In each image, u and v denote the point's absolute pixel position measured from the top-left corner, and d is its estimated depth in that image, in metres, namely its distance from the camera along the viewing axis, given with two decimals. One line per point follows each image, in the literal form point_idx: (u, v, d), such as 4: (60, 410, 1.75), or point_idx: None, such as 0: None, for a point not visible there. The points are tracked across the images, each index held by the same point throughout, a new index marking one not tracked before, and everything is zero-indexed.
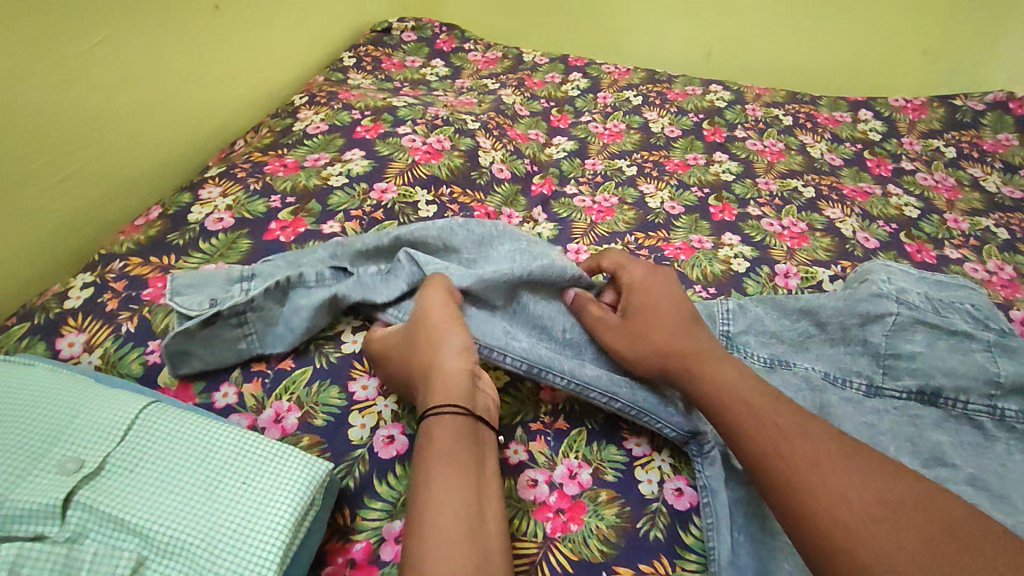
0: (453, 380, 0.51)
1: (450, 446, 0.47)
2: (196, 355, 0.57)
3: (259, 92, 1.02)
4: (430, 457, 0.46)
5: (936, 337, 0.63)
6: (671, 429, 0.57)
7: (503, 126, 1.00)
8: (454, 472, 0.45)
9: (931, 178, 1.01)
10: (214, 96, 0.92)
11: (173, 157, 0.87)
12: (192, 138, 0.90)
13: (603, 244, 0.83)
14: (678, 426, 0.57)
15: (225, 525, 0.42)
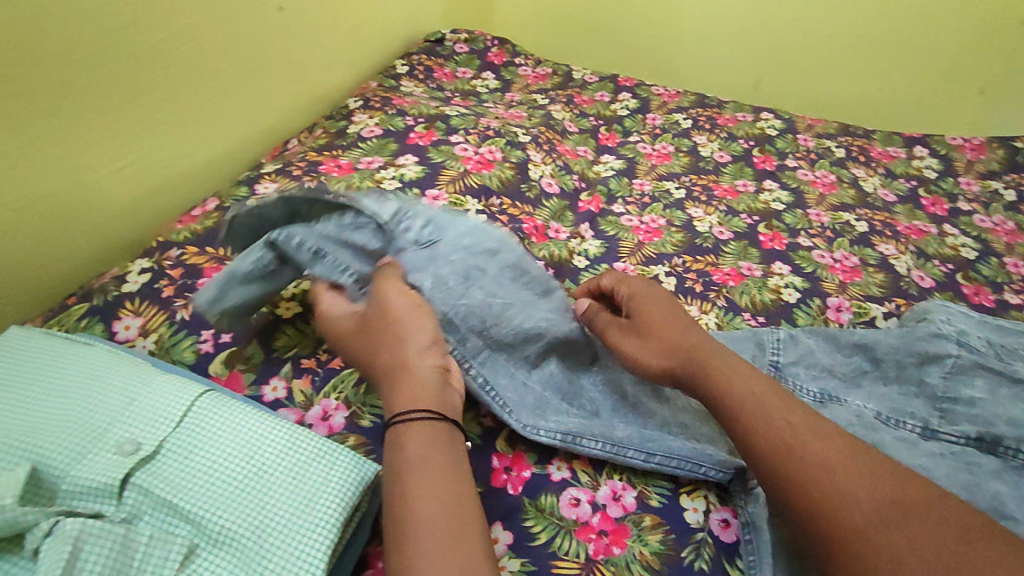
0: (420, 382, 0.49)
1: (424, 452, 0.44)
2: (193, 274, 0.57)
3: (316, 94, 1.04)
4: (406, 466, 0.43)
5: (997, 384, 0.61)
6: (717, 471, 0.55)
7: (552, 141, 1.00)
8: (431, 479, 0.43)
9: (990, 220, 0.98)
10: (273, 94, 0.94)
11: (230, 151, 0.89)
12: (250, 134, 0.92)
13: (650, 265, 0.82)
14: (721, 467, 0.55)
15: (277, 520, 0.41)
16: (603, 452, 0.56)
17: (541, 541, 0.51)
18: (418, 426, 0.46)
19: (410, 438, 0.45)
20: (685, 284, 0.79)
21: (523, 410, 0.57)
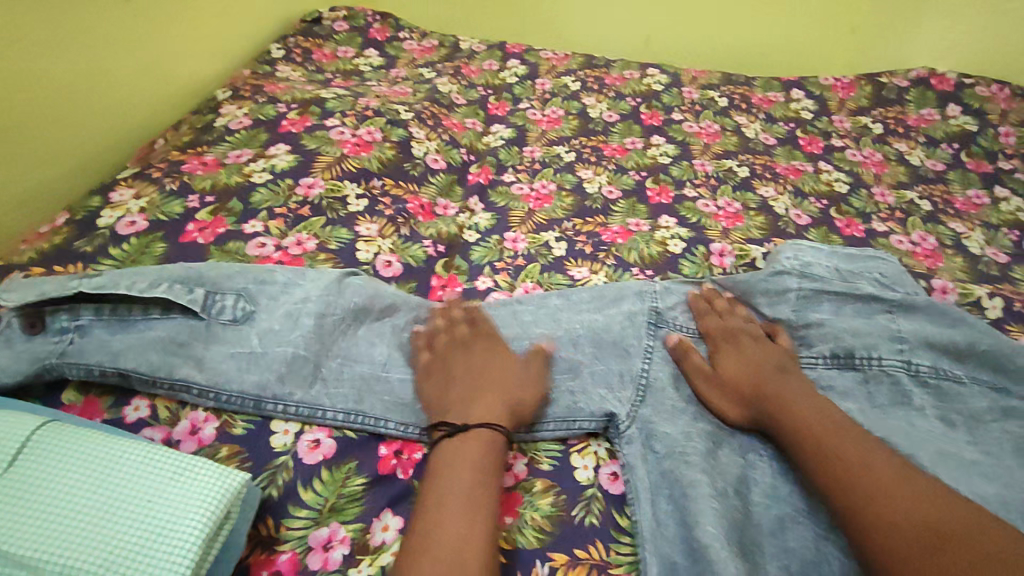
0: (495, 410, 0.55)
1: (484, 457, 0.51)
2: (46, 312, 0.54)
3: (181, 89, 0.97)
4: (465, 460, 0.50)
5: (842, 304, 0.72)
6: (592, 421, 0.58)
7: (437, 115, 0.98)
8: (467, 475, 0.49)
9: (860, 153, 1.04)
10: (128, 92, 0.87)
11: (84, 158, 0.82)
12: (105, 138, 0.85)
13: (541, 232, 0.82)
14: (595, 417, 0.59)
15: (128, 546, 0.39)
16: None
17: None
18: (480, 436, 0.52)
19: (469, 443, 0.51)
20: (575, 247, 0.80)
21: (403, 407, 0.57)
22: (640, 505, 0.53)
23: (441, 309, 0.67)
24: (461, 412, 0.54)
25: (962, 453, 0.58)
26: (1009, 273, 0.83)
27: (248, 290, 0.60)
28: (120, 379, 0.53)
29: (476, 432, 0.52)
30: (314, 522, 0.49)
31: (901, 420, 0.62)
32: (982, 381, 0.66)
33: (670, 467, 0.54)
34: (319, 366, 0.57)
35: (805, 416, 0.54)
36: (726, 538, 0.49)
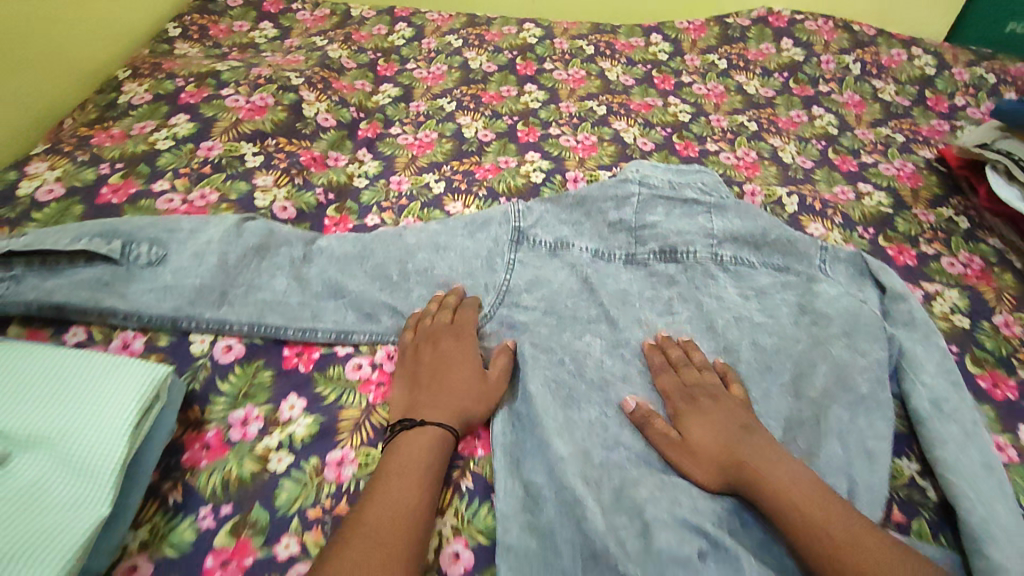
0: (449, 411, 0.63)
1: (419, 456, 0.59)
2: None
3: (83, 72, 1.03)
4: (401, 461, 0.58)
5: (672, 207, 0.87)
6: None
7: (327, 79, 1.08)
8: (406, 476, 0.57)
9: (705, 87, 1.19)
10: (31, 76, 0.93)
11: None
12: (13, 120, 0.91)
13: (422, 174, 0.95)
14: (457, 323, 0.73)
15: (81, 417, 0.52)
16: (370, 340, 0.72)
17: (329, 399, 0.66)
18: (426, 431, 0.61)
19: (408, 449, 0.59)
20: (452, 185, 0.93)
21: (298, 319, 0.70)
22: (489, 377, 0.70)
23: (331, 242, 0.78)
24: (417, 412, 0.63)
25: (748, 317, 0.77)
26: (811, 175, 1.01)
27: (160, 238, 0.71)
28: (57, 313, 0.65)
29: (426, 431, 0.61)
30: (231, 406, 0.64)
31: (711, 295, 0.79)
32: (772, 265, 0.82)
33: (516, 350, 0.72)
34: (226, 294, 0.70)
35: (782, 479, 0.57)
36: (546, 395, 0.67)
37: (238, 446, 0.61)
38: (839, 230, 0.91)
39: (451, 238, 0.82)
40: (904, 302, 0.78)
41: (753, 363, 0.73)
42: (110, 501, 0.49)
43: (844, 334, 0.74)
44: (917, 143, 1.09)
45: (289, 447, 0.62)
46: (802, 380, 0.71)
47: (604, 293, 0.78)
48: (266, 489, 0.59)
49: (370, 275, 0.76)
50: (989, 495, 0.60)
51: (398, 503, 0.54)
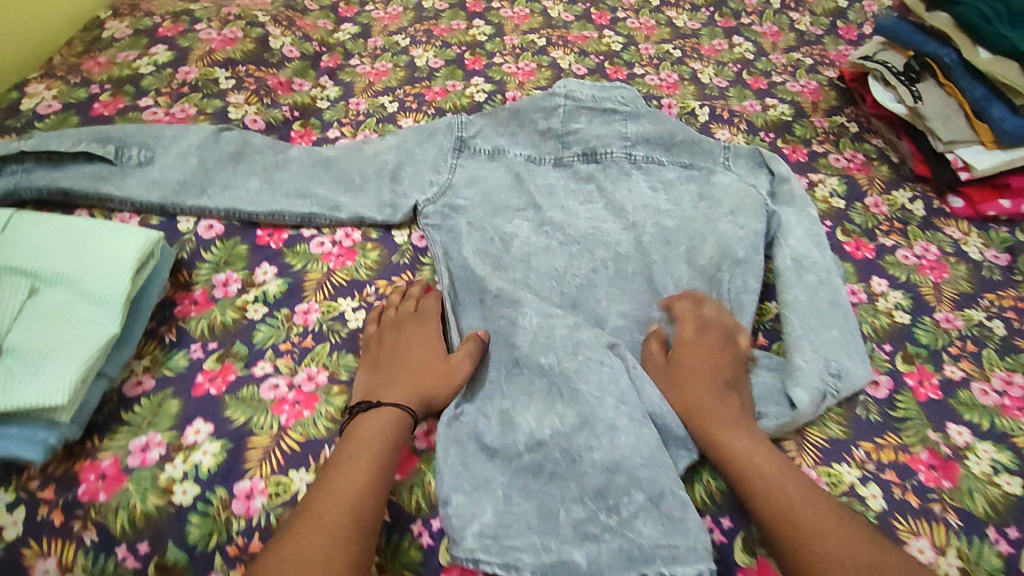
0: (410, 389, 0.63)
1: (376, 434, 0.58)
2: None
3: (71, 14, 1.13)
4: (358, 440, 0.58)
5: (594, 116, 0.96)
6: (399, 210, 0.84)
7: (291, 18, 1.18)
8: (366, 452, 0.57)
9: (638, 22, 1.30)
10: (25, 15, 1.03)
11: None
12: (10, 54, 1.02)
13: (378, 96, 1.07)
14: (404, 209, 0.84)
15: (92, 261, 0.64)
16: (329, 223, 0.83)
17: (296, 267, 0.78)
18: (382, 415, 0.60)
19: (366, 427, 0.59)
20: (405, 104, 1.05)
21: (262, 207, 0.81)
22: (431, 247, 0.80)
23: (291, 147, 0.87)
24: (375, 393, 0.63)
25: (658, 204, 0.88)
26: (725, 92, 1.14)
27: (147, 143, 0.81)
28: (64, 199, 0.78)
29: (383, 411, 0.60)
30: (214, 271, 0.76)
31: (625, 188, 0.90)
32: (680, 162, 0.93)
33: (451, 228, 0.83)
34: (205, 189, 0.81)
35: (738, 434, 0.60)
36: (477, 260, 0.78)
37: (220, 301, 0.74)
38: (742, 135, 1.05)
39: (399, 145, 0.90)
40: (787, 185, 0.90)
41: (655, 236, 0.84)
42: (117, 323, 0.61)
43: (731, 212, 0.85)
44: (824, 65, 1.22)
45: (263, 301, 0.74)
46: (695, 252, 0.82)
47: (534, 187, 0.89)
48: (245, 331, 0.71)
49: (327, 171, 0.86)
50: (830, 322, 0.75)
51: (350, 477, 0.54)
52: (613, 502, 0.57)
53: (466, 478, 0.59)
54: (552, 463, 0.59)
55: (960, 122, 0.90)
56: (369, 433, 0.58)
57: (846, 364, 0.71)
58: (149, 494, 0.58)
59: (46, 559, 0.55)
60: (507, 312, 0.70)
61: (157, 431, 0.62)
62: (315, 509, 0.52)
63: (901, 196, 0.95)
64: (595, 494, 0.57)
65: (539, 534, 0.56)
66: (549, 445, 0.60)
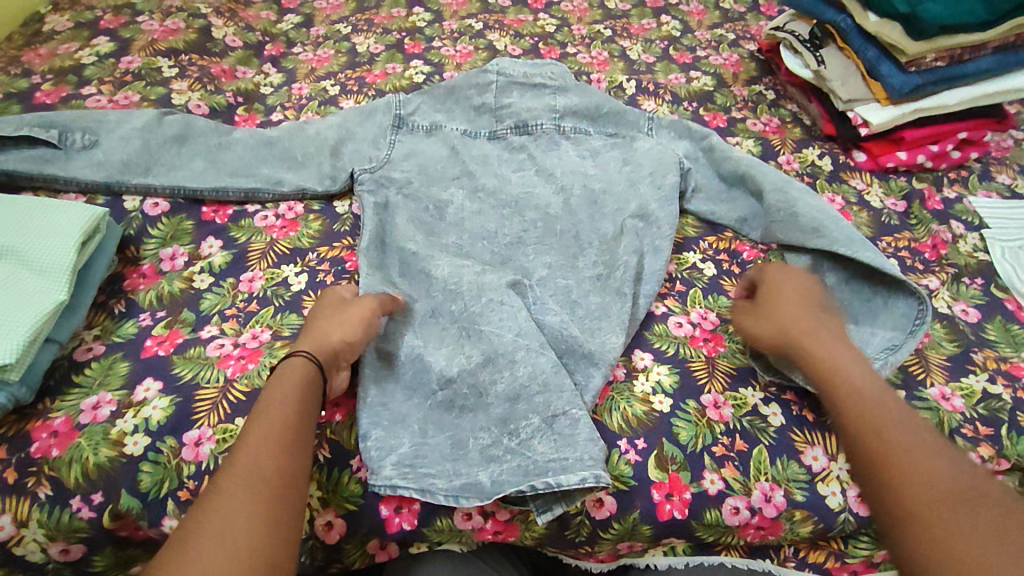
0: (312, 343, 0.62)
1: (298, 384, 0.57)
2: None
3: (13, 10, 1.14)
4: (281, 387, 0.57)
5: (525, 92, 0.98)
6: (337, 183, 0.88)
7: (234, 9, 1.21)
8: (290, 399, 0.56)
9: (572, 5, 1.36)
10: None
11: None
12: None
13: (320, 81, 1.11)
14: (342, 181, 0.88)
15: (37, 234, 0.67)
16: (273, 196, 0.87)
17: (240, 240, 0.82)
18: (288, 363, 0.59)
19: (287, 376, 0.58)
20: (346, 88, 1.09)
21: (206, 185, 0.85)
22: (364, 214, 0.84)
23: (233, 129, 0.91)
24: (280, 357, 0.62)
25: (587, 170, 0.91)
26: (652, 67, 1.21)
27: (90, 127, 0.85)
28: (9, 180, 0.81)
29: (290, 361, 0.59)
30: (160, 245, 0.80)
31: (556, 156, 0.93)
32: (606, 133, 0.96)
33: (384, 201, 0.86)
34: (149, 169, 0.84)
35: (847, 368, 0.60)
36: (411, 227, 0.82)
37: (167, 273, 0.77)
38: (667, 105, 1.11)
39: (340, 122, 0.92)
40: (707, 140, 0.92)
41: (581, 198, 0.87)
42: (66, 290, 0.65)
43: (651, 174, 0.88)
44: (745, 40, 1.30)
45: (209, 272, 0.78)
46: (621, 209, 0.85)
47: (469, 158, 0.92)
48: (192, 300, 0.74)
49: (268, 149, 0.89)
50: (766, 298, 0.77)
51: (271, 428, 0.53)
52: (513, 426, 0.63)
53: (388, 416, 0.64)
54: (466, 396, 0.65)
55: (858, 82, 0.99)
56: (291, 381, 0.57)
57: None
58: (101, 447, 0.59)
59: (2, 515, 0.57)
60: (422, 267, 0.76)
61: (106, 390, 0.64)
62: (236, 460, 0.50)
63: (811, 153, 1.02)
64: (500, 421, 0.63)
65: (450, 460, 0.62)
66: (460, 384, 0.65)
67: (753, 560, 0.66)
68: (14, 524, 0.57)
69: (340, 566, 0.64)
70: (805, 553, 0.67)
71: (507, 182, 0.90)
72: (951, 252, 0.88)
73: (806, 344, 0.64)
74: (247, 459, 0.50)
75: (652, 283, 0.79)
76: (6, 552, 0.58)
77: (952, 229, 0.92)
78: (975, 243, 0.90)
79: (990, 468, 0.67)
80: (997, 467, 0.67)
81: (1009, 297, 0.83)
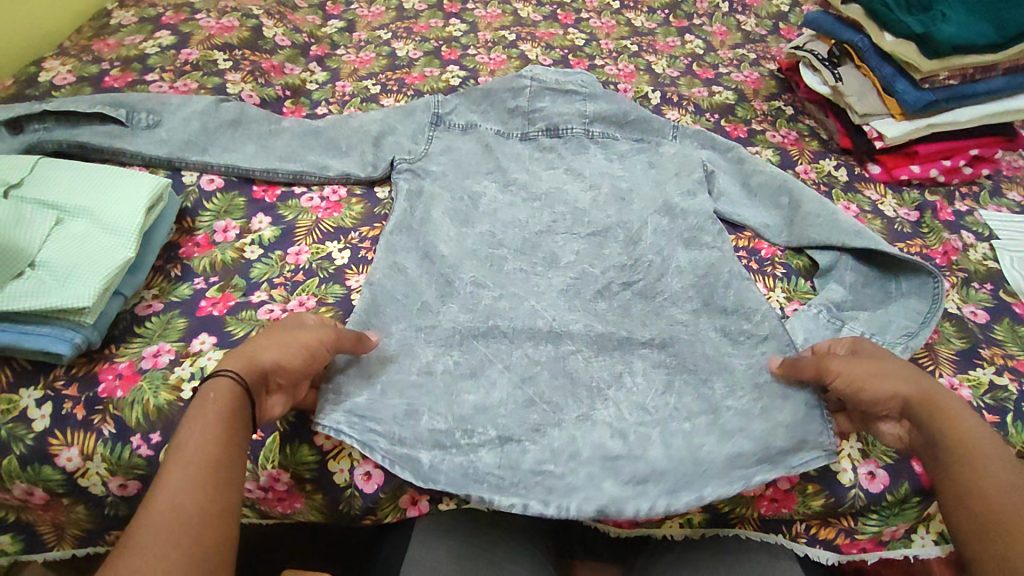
0: (244, 356, 0.58)
1: (214, 408, 0.54)
2: (27, 118, 0.86)
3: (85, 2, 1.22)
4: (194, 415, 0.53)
5: (556, 96, 1.01)
6: (378, 171, 0.93)
7: (284, 12, 1.29)
8: (201, 425, 0.52)
9: (600, 22, 1.43)
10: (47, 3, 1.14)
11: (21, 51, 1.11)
12: (35, 39, 1.13)
13: (362, 80, 1.18)
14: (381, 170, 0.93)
15: (109, 199, 0.72)
16: (318, 180, 0.92)
17: (287, 217, 0.87)
18: (216, 379, 0.55)
19: (205, 397, 0.54)
20: (387, 87, 1.16)
21: (257, 167, 0.90)
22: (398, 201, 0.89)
23: (281, 117, 0.96)
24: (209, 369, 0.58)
25: (615, 172, 0.95)
26: (676, 81, 1.27)
27: (155, 108, 0.91)
28: (81, 152, 0.87)
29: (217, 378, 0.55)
30: (215, 219, 0.85)
31: (584, 159, 0.97)
32: (634, 138, 0.99)
33: (413, 190, 0.90)
34: (206, 149, 0.90)
35: (980, 440, 0.57)
36: (447, 219, 0.86)
37: (220, 242, 0.82)
38: (689, 116, 1.17)
39: (382, 118, 0.97)
40: (734, 151, 0.96)
41: (610, 195, 0.92)
42: (132, 248, 0.69)
43: (676, 176, 0.93)
44: (765, 59, 1.36)
45: (259, 243, 0.83)
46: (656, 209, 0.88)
47: (501, 157, 0.95)
48: (243, 268, 0.79)
49: (314, 138, 0.94)
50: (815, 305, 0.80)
51: (183, 464, 0.49)
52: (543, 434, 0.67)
53: (393, 392, 0.68)
54: (480, 386, 0.70)
55: (874, 98, 1.04)
56: (208, 406, 0.53)
57: (859, 327, 0.78)
58: (161, 390, 0.65)
59: (70, 448, 0.62)
60: (449, 272, 0.80)
61: (166, 341, 0.69)
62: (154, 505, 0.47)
63: (827, 164, 1.07)
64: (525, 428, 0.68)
65: (470, 433, 0.67)
66: (483, 375, 0.71)
67: (766, 533, 0.70)
68: (81, 457, 0.62)
69: (373, 518, 0.68)
70: (816, 530, 0.70)
71: (537, 180, 0.94)
72: (962, 259, 0.92)
73: (937, 402, 0.60)
74: (165, 501, 0.47)
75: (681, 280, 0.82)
76: (71, 482, 0.63)
77: (963, 239, 0.96)
78: (985, 253, 0.94)
79: None
80: None
81: (1016, 302, 0.87)
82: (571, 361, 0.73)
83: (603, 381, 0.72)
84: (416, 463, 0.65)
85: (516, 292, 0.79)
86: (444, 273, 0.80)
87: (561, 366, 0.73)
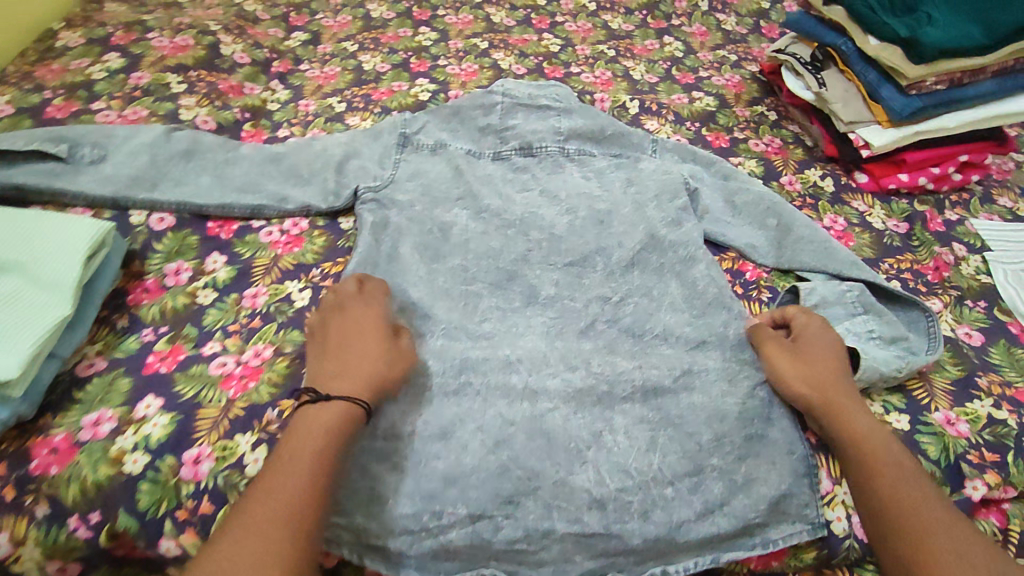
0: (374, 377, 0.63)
1: (322, 427, 0.57)
2: None
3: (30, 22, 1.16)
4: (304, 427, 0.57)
5: (529, 113, 0.97)
6: (342, 199, 0.87)
7: (243, 27, 1.23)
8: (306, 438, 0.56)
9: (576, 25, 1.38)
10: None
11: None
12: None
13: (327, 97, 1.12)
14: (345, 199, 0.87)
15: (43, 250, 0.67)
16: (277, 212, 0.86)
17: (244, 255, 0.82)
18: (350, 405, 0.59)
19: (331, 416, 0.58)
20: (352, 104, 1.11)
21: (211, 202, 0.85)
22: (360, 236, 0.83)
23: (238, 146, 0.91)
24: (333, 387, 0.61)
25: (593, 192, 0.90)
26: (655, 87, 1.22)
27: (99, 143, 0.86)
28: (19, 194, 0.82)
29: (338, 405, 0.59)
30: (165, 262, 0.80)
31: (561, 178, 0.92)
32: (613, 155, 0.95)
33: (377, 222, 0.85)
34: (156, 184, 0.85)
35: (865, 432, 0.62)
36: (416, 254, 0.81)
37: (170, 288, 0.77)
38: (670, 125, 1.12)
39: (348, 141, 0.93)
40: (717, 167, 0.94)
41: (587, 219, 0.87)
42: (70, 307, 0.65)
43: (656, 197, 0.88)
44: (747, 61, 1.31)
45: (213, 287, 0.78)
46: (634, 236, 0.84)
47: (473, 180, 0.90)
48: (195, 315, 0.74)
49: (273, 167, 0.89)
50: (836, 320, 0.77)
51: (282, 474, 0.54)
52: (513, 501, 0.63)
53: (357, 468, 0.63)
54: (452, 449, 0.65)
55: (859, 104, 1.00)
56: (319, 421, 0.58)
57: (872, 322, 0.77)
58: (101, 465, 0.60)
59: (2, 532, 0.58)
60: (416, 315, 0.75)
61: (108, 406, 0.64)
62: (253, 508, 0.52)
63: (813, 174, 1.03)
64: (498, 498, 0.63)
65: (440, 512, 0.61)
66: (454, 436, 0.66)
67: None
68: (12, 542, 0.58)
69: None
70: None
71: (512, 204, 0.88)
72: (954, 275, 0.89)
73: (831, 403, 0.65)
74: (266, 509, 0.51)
75: (663, 312, 0.77)
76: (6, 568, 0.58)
77: (955, 252, 0.92)
78: (978, 266, 0.90)
79: (996, 495, 0.67)
80: (1003, 495, 0.67)
81: (1011, 320, 0.83)
82: (549, 418, 0.68)
83: (582, 441, 0.66)
84: (385, 548, 0.61)
85: (488, 334, 0.75)
86: (412, 316, 0.75)
87: (538, 425, 0.67)
